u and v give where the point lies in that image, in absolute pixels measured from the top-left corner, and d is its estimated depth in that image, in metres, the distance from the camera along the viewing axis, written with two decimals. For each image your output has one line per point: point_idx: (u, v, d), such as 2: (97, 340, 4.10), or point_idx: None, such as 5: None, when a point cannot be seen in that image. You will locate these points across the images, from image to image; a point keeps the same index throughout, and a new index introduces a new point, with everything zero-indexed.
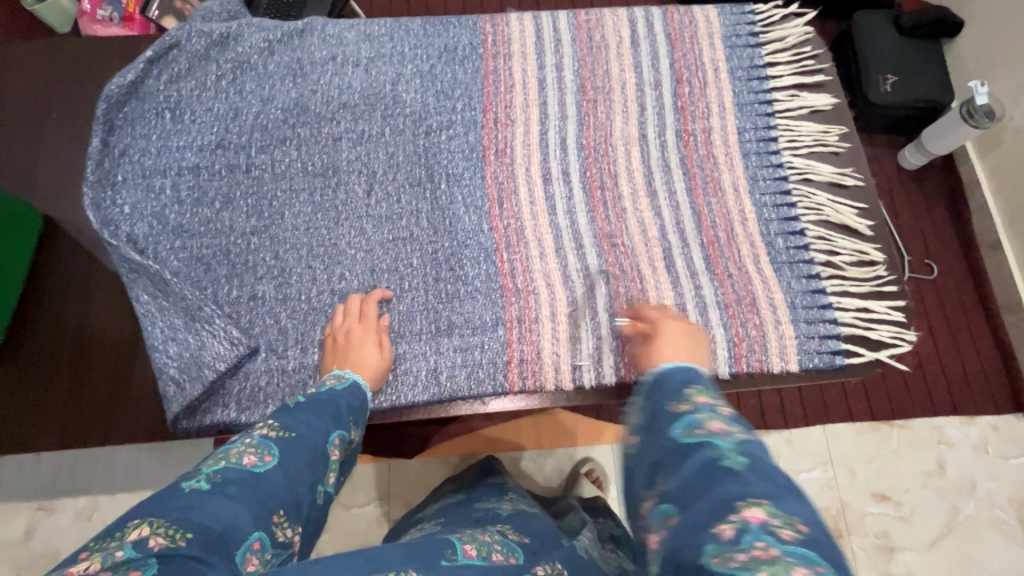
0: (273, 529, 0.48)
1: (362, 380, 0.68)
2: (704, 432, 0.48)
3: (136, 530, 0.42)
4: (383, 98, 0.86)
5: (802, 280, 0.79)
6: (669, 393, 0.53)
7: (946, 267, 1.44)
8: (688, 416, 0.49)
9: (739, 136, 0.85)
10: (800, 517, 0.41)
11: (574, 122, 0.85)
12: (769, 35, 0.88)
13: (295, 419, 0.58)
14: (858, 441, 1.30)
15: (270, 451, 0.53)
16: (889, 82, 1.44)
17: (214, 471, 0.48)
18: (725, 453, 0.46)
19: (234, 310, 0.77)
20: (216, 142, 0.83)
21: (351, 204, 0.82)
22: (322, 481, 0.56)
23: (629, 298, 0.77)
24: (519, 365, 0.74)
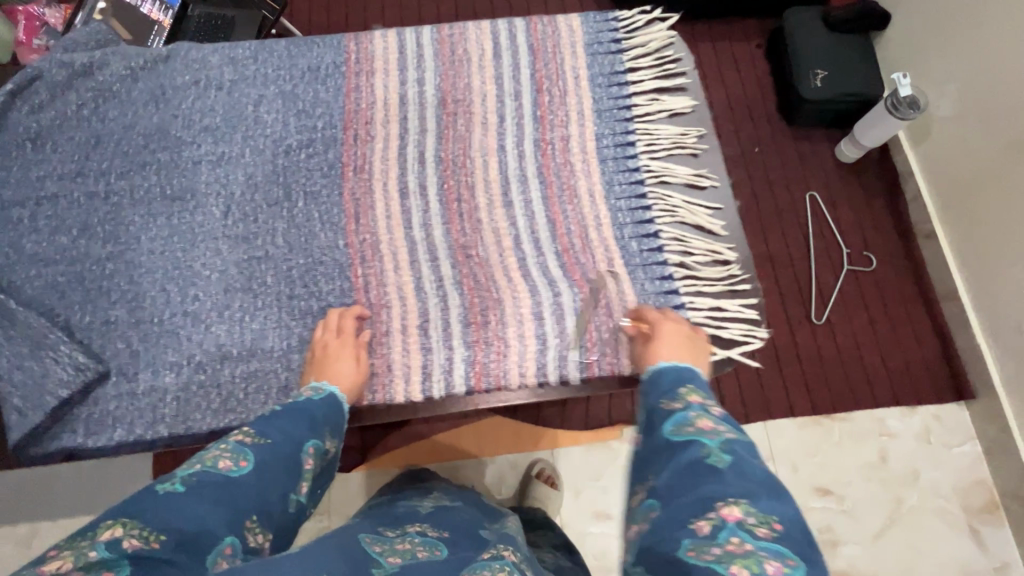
0: (243, 535, 0.50)
1: (341, 392, 0.70)
2: (692, 429, 0.53)
3: (107, 532, 0.44)
4: (244, 119, 0.88)
5: (655, 281, 0.82)
6: (664, 392, 0.60)
7: (886, 259, 1.44)
8: (681, 415, 0.55)
9: (597, 143, 0.89)
10: (775, 515, 0.46)
11: (433, 135, 0.89)
12: (633, 41, 0.93)
13: (272, 426, 0.60)
14: (799, 435, 1.30)
15: (247, 458, 0.55)
16: (820, 77, 1.45)
17: (188, 476, 0.50)
18: (713, 450, 0.51)
19: (86, 335, 0.79)
20: (77, 170, 0.85)
21: (209, 226, 0.84)
22: (296, 489, 0.58)
23: (482, 307, 0.80)
24: (370, 378, 0.77)
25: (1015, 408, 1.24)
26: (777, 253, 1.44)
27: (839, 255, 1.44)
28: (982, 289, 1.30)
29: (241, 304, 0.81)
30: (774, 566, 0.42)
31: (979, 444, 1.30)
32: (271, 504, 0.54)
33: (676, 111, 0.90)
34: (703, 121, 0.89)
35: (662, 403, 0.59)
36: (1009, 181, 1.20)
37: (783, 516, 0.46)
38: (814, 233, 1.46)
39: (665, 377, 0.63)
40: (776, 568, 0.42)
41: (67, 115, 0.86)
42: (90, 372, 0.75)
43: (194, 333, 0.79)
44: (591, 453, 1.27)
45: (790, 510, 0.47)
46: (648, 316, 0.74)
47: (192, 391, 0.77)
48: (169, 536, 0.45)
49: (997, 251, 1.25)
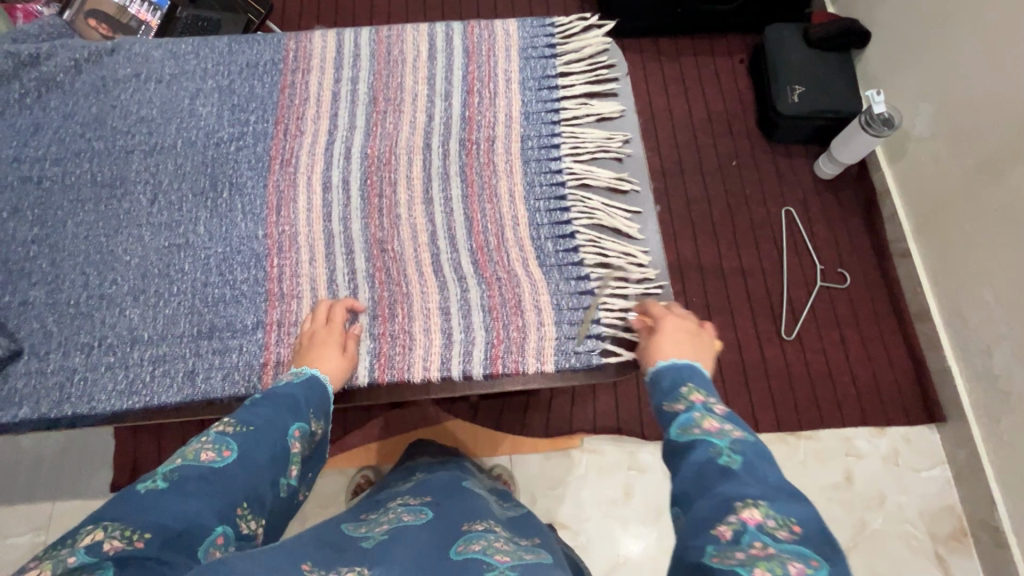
0: (236, 522, 0.52)
1: (323, 376, 0.72)
2: (699, 430, 0.54)
3: (88, 537, 0.44)
4: (180, 112, 0.90)
5: (569, 281, 0.83)
6: (670, 395, 0.62)
7: (860, 276, 1.42)
8: (687, 416, 0.57)
9: (521, 145, 0.89)
10: (794, 518, 0.44)
11: (361, 132, 0.90)
12: (566, 45, 0.94)
13: (254, 414, 0.62)
14: (763, 452, 1.28)
15: (230, 447, 0.56)
16: (797, 93, 1.45)
17: (171, 471, 0.52)
18: (722, 449, 0.51)
19: (3, 314, 0.81)
20: (13, 156, 0.88)
21: (134, 213, 0.86)
22: (285, 473, 0.60)
23: (391, 302, 0.81)
24: (274, 366, 0.79)
25: (982, 430, 1.22)
26: (749, 268, 1.43)
27: (812, 271, 1.43)
28: (952, 312, 1.28)
29: (155, 288, 0.82)
30: (797, 567, 0.39)
31: (948, 469, 1.27)
32: (261, 492, 0.56)
33: (605, 116, 0.92)
34: (629, 125, 0.90)
35: (670, 406, 0.60)
36: (978, 208, 1.20)
37: (804, 519, 0.44)
38: (788, 248, 1.45)
39: (668, 380, 0.64)
40: (800, 569, 0.39)
41: (9, 101, 0.89)
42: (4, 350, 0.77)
43: (108, 316, 0.81)
44: (550, 461, 1.26)
45: (810, 511, 0.46)
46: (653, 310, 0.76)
47: (99, 372, 0.79)
48: (153, 534, 0.46)
49: (965, 276, 1.24)
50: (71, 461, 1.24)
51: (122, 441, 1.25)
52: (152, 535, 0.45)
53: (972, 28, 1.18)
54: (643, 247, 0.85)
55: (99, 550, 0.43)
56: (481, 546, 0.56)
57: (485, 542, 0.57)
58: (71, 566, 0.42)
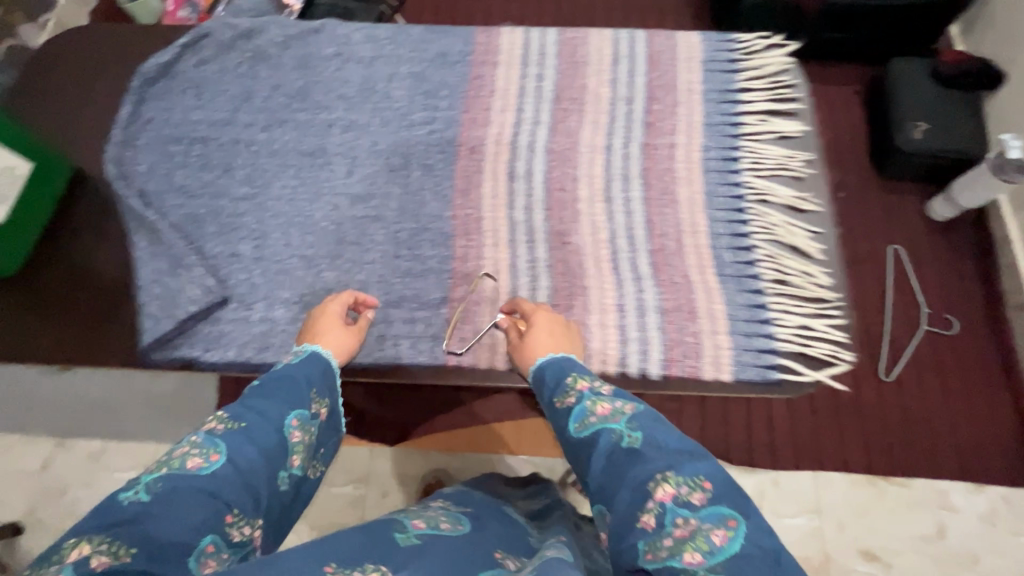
0: (224, 530, 0.48)
1: (326, 350, 0.65)
2: (596, 419, 0.54)
3: (74, 552, 0.42)
4: (374, 92, 0.80)
5: (746, 294, 0.70)
6: (557, 391, 0.59)
7: (968, 323, 1.37)
8: (580, 409, 0.56)
9: (702, 155, 0.76)
10: (703, 475, 0.48)
11: (545, 128, 0.78)
12: (748, 63, 0.79)
13: (247, 407, 0.56)
14: (852, 492, 1.24)
15: (219, 449, 0.51)
16: (920, 129, 1.39)
17: (155, 482, 0.47)
18: (620, 432, 0.52)
19: (213, 263, 0.73)
20: (227, 119, 0.79)
21: (332, 183, 0.77)
22: (285, 465, 0.55)
23: (570, 298, 0.71)
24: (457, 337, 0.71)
25: None
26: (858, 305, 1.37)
27: (917, 312, 1.37)
28: None
29: (320, 270, 0.73)
30: (719, 534, 0.45)
31: None
32: (256, 491, 0.51)
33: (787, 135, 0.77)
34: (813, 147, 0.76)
35: (555, 403, 0.58)
36: None
37: (705, 476, 0.48)
38: (893, 288, 1.40)
39: (550, 379, 0.60)
40: (722, 534, 0.45)
41: (226, 69, 0.82)
42: (215, 296, 0.70)
43: (305, 275, 0.73)
44: None
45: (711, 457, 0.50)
46: (523, 309, 0.68)
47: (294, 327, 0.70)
48: (137, 548, 0.43)
49: None
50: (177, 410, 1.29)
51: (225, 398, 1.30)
52: (139, 549, 0.43)
53: None
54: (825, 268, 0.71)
55: (87, 565, 0.41)
56: None
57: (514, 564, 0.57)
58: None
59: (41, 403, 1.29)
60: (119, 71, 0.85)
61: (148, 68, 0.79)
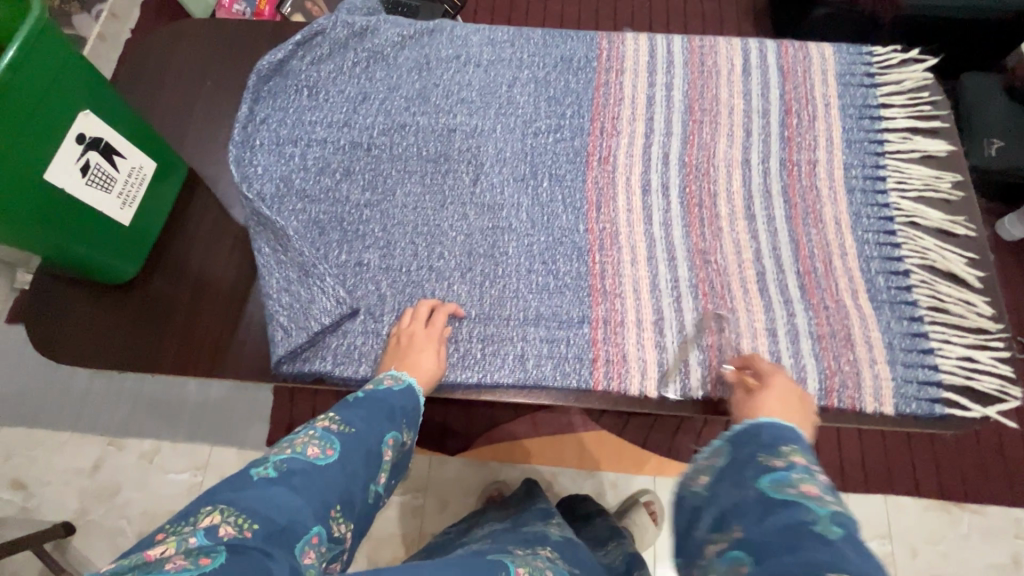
0: (328, 523, 0.39)
1: (420, 386, 0.52)
2: (795, 491, 0.37)
3: (208, 517, 0.35)
4: (497, 97, 0.67)
5: (904, 322, 0.57)
6: (766, 446, 0.41)
7: None
8: (782, 471, 0.38)
9: (846, 172, 0.63)
10: None
11: (677, 138, 0.65)
12: (887, 78, 0.68)
13: (356, 412, 0.46)
14: (922, 518, 1.02)
15: (334, 445, 0.43)
16: (995, 146, 1.10)
17: (281, 462, 0.40)
18: (818, 517, 0.35)
19: (341, 271, 0.59)
20: (343, 121, 0.66)
21: (458, 191, 0.63)
22: (374, 477, 0.45)
23: (723, 327, 0.57)
24: (603, 364, 0.56)
25: None
26: None
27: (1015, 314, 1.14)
28: None
29: (426, 286, 0.59)
30: None
31: None
32: (354, 492, 0.42)
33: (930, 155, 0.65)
34: (966, 167, 0.63)
35: (759, 458, 0.41)
36: None
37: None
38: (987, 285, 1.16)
39: (766, 432, 0.43)
40: None
41: (341, 70, 0.68)
42: (346, 308, 0.56)
43: (438, 288, 0.59)
44: None
45: None
46: (760, 366, 0.51)
47: None
48: (261, 525, 0.36)
49: None
50: (237, 412, 1.13)
51: (281, 405, 1.13)
52: (262, 525, 0.35)
53: None
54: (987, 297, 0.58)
55: (216, 534, 0.34)
56: None
57: None
58: (192, 548, 0.33)
59: (92, 396, 1.14)
60: (212, 47, 0.72)
61: (263, 64, 0.65)
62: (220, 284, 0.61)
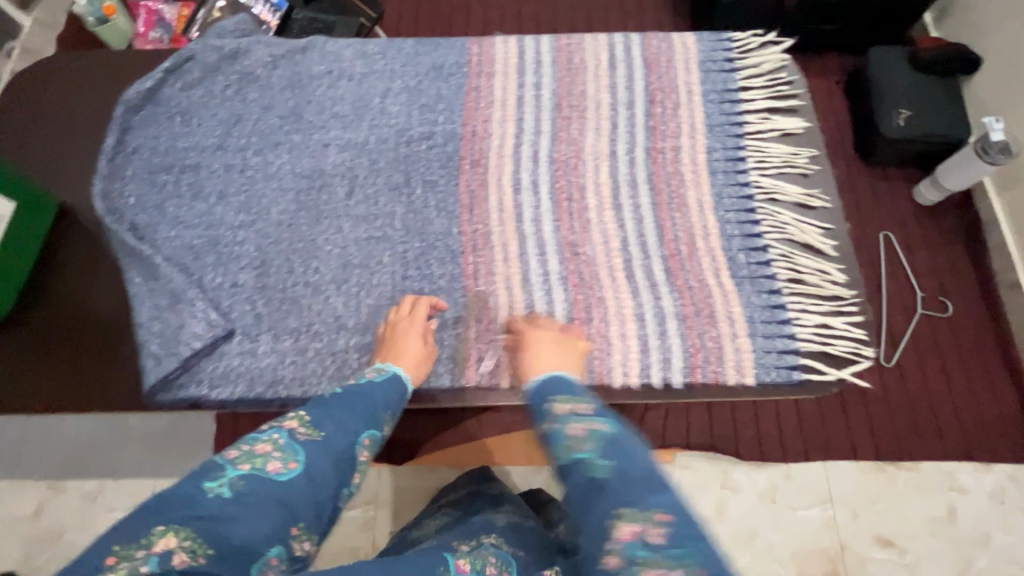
0: (289, 541, 0.37)
1: (406, 374, 0.53)
2: (571, 448, 0.44)
3: (161, 539, 0.33)
4: (370, 108, 0.68)
5: (763, 295, 0.59)
6: (540, 409, 0.48)
7: (951, 268, 1.11)
8: (554, 434, 0.45)
9: (707, 155, 0.65)
10: (661, 509, 0.40)
11: (546, 136, 0.67)
12: (746, 62, 0.70)
13: (327, 415, 0.44)
14: (861, 481, 0.99)
15: (297, 457, 0.40)
16: (904, 116, 1.09)
17: (238, 478, 0.37)
18: (587, 460, 0.43)
19: (216, 294, 0.60)
20: (216, 144, 0.67)
21: (332, 205, 0.64)
22: (347, 481, 0.43)
23: (593, 316, 0.59)
24: (477, 362, 0.57)
25: None
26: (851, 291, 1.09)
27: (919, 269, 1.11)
28: None
29: (302, 302, 0.60)
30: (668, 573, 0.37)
31: None
32: (321, 503, 0.40)
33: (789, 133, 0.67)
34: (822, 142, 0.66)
35: (539, 426, 0.47)
36: None
37: (672, 507, 0.40)
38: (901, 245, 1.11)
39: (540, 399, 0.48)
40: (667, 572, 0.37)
41: (213, 94, 0.68)
42: (220, 329, 0.57)
43: (314, 303, 0.60)
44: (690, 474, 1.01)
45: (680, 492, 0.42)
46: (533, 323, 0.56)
47: (293, 363, 0.57)
48: (216, 549, 0.34)
49: None
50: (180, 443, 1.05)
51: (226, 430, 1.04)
52: (218, 549, 0.34)
53: None
54: (842, 265, 0.61)
55: (168, 561, 0.33)
56: None
57: None
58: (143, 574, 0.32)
59: (38, 437, 1.08)
60: (84, 80, 0.71)
61: (130, 94, 0.66)
62: (98, 318, 0.61)
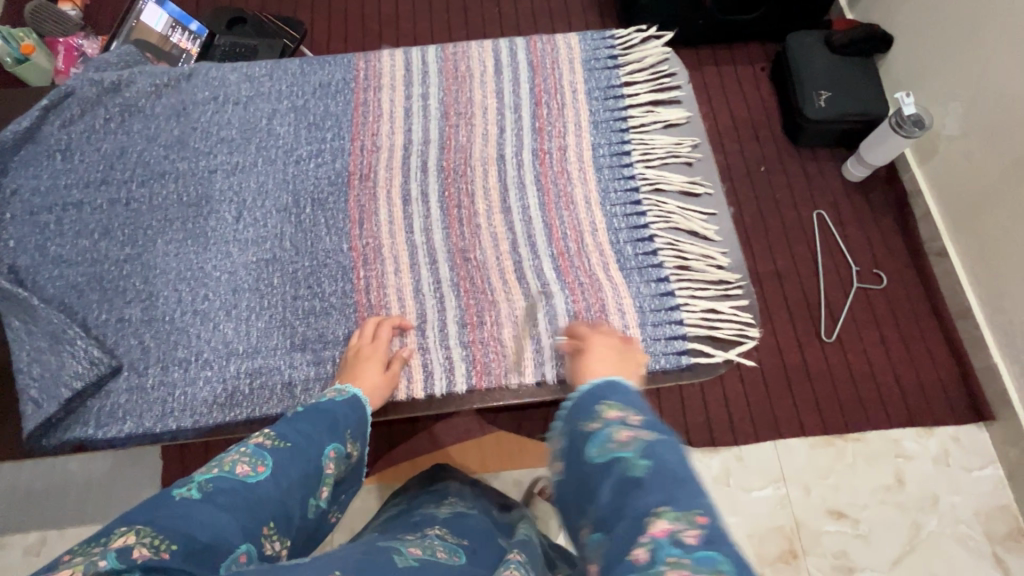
0: (259, 540, 0.36)
1: (366, 396, 0.51)
2: (613, 447, 0.35)
3: (121, 538, 0.31)
4: (257, 131, 0.68)
5: (651, 285, 0.60)
6: (583, 411, 0.38)
7: (881, 235, 1.09)
8: (594, 435, 0.36)
9: (593, 152, 0.66)
10: (700, 508, 0.31)
11: (434, 145, 0.67)
12: (628, 58, 0.71)
13: (294, 427, 0.44)
14: (809, 456, 0.95)
15: (267, 460, 0.40)
16: (825, 97, 1.08)
17: (209, 480, 0.36)
18: (629, 463, 0.33)
19: (101, 332, 0.58)
20: (101, 179, 0.65)
21: (219, 230, 0.63)
22: (314, 492, 0.42)
23: (484, 321, 0.59)
24: None
25: None
26: (785, 272, 1.06)
27: (850, 238, 1.08)
28: (987, 274, 0.96)
29: (191, 331, 0.59)
30: None
31: (1000, 467, 0.94)
32: (291, 506, 0.39)
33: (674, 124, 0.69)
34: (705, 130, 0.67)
35: (575, 429, 0.37)
36: None
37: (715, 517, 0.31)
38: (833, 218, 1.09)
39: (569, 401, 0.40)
40: None
41: (95, 128, 0.67)
42: (104, 366, 0.56)
43: (202, 331, 0.59)
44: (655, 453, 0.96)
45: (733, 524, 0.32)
46: (579, 330, 0.52)
47: (183, 395, 0.56)
48: (182, 543, 0.32)
49: (1011, 264, 0.91)
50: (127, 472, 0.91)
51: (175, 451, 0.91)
52: (183, 544, 0.32)
53: (1001, 56, 0.89)
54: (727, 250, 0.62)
55: (129, 557, 0.30)
56: None
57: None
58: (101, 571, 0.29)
59: None
60: None
61: (6, 134, 0.64)
62: None
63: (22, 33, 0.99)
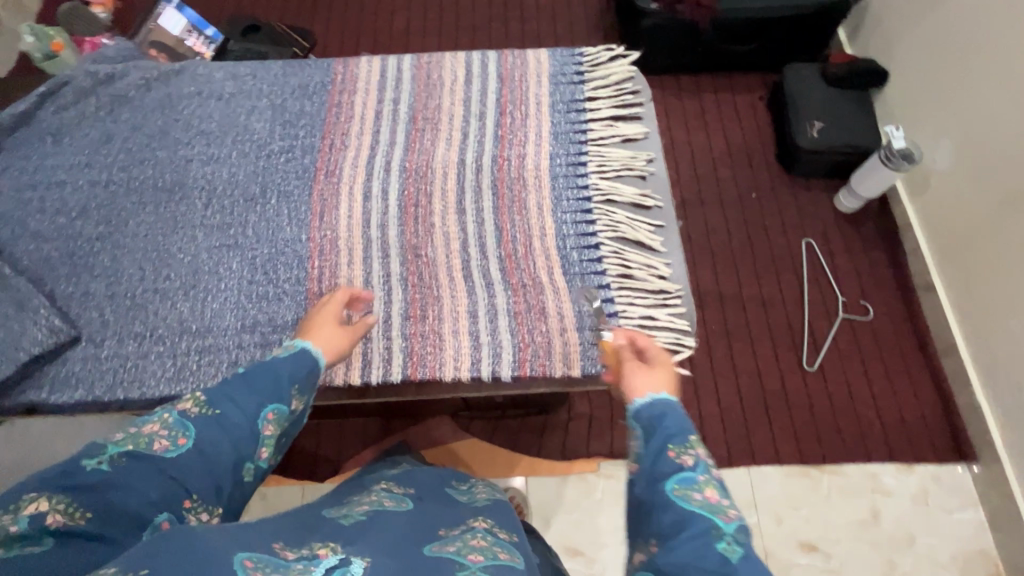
0: (179, 512, 0.37)
1: (316, 349, 0.51)
2: (700, 498, 0.37)
3: (32, 505, 0.33)
4: (234, 126, 0.72)
5: (592, 291, 0.62)
6: (670, 435, 0.41)
7: (868, 265, 1.08)
8: (686, 474, 0.38)
9: (551, 161, 0.69)
10: None
11: (399, 147, 0.70)
12: (594, 74, 0.74)
13: (230, 387, 0.44)
14: (783, 484, 0.93)
15: (188, 432, 0.40)
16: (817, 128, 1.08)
17: (121, 454, 0.37)
18: (722, 533, 0.35)
19: (66, 304, 0.62)
20: (84, 162, 0.70)
21: (186, 215, 0.66)
22: (252, 454, 0.42)
23: (427, 315, 0.61)
24: None
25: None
26: (767, 296, 1.05)
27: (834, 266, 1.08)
28: (974, 308, 0.94)
29: (149, 308, 0.61)
30: None
31: (981, 509, 0.91)
32: (216, 477, 0.39)
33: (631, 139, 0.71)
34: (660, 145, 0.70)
35: (662, 450, 0.40)
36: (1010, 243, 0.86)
37: None
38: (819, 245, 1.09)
39: (639, 419, 0.43)
40: None
41: (85, 116, 0.71)
42: (63, 335, 0.59)
43: (159, 308, 0.62)
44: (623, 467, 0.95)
45: None
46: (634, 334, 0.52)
47: (135, 368, 0.59)
48: (96, 511, 0.34)
49: (999, 298, 0.89)
50: None
51: None
52: (97, 512, 0.34)
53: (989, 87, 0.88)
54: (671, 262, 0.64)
55: (42, 522, 0.33)
56: (456, 546, 0.40)
57: (459, 543, 0.41)
58: (12, 536, 0.32)
59: None
60: None
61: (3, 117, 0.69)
62: None
63: (54, 32, 1.00)
